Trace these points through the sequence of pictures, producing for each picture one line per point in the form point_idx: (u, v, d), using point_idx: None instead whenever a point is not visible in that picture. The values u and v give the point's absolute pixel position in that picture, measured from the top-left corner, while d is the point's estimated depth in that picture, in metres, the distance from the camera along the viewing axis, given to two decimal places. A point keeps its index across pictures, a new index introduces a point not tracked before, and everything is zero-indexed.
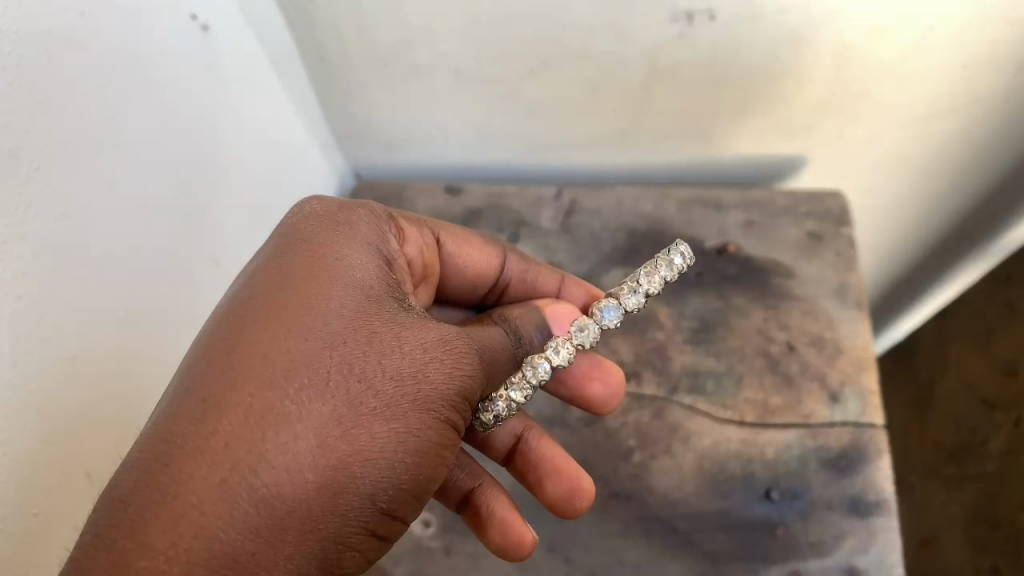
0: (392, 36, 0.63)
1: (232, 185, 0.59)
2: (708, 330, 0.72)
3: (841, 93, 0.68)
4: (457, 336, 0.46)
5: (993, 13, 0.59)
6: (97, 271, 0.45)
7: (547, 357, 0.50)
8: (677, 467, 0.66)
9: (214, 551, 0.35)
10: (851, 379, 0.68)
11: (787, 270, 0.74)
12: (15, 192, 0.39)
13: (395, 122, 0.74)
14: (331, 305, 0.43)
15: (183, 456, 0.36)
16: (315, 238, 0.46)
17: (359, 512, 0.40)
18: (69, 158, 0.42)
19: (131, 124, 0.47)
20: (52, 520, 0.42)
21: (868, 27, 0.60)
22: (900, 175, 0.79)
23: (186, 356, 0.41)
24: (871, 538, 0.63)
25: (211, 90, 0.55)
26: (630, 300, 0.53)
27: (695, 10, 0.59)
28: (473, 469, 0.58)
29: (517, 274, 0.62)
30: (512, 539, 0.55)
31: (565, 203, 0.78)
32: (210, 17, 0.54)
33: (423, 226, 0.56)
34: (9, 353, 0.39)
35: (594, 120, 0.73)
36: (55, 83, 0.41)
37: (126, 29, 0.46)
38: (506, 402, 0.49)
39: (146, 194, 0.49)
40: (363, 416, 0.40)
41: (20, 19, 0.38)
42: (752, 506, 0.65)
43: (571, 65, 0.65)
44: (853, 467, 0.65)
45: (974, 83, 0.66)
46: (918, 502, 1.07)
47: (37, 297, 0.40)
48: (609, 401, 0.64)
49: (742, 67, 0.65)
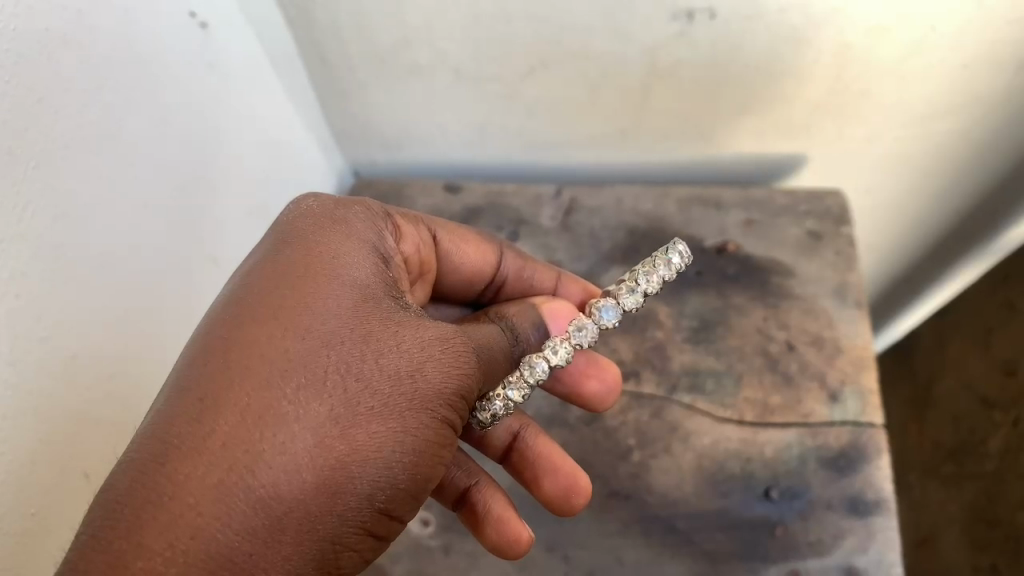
0: (391, 36, 0.62)
1: (231, 185, 0.58)
2: (708, 329, 0.72)
3: (842, 92, 0.68)
4: (455, 335, 0.45)
5: (994, 13, 0.58)
6: (96, 272, 0.44)
7: (545, 356, 0.50)
8: (676, 466, 0.66)
9: (211, 552, 0.35)
10: (851, 378, 0.68)
11: (787, 270, 0.74)
12: (14, 194, 0.38)
13: (394, 121, 0.74)
14: (328, 304, 0.42)
15: (180, 456, 0.36)
16: (312, 236, 0.45)
17: (357, 512, 0.40)
18: (67, 157, 0.41)
19: (130, 123, 0.46)
20: (51, 520, 0.42)
21: (869, 27, 0.60)
22: (900, 174, 0.79)
23: (182, 355, 0.40)
24: (870, 538, 0.63)
25: (211, 90, 0.54)
26: (629, 299, 0.53)
27: (695, 9, 0.59)
28: (469, 468, 0.58)
29: (515, 272, 0.62)
30: (508, 537, 0.55)
31: (565, 202, 0.78)
32: (209, 16, 0.54)
33: (419, 224, 0.55)
34: (8, 352, 0.38)
35: (595, 119, 0.72)
36: (54, 83, 0.40)
37: (124, 28, 0.45)
38: (504, 401, 0.49)
39: (146, 195, 0.48)
40: (361, 415, 0.40)
41: (18, 17, 0.38)
42: (751, 506, 0.65)
43: (571, 64, 0.65)
44: (852, 466, 0.65)
45: (975, 83, 0.66)
46: (918, 501, 1.10)
47: (36, 296, 0.40)
48: (605, 398, 0.63)
49: (743, 66, 0.64)
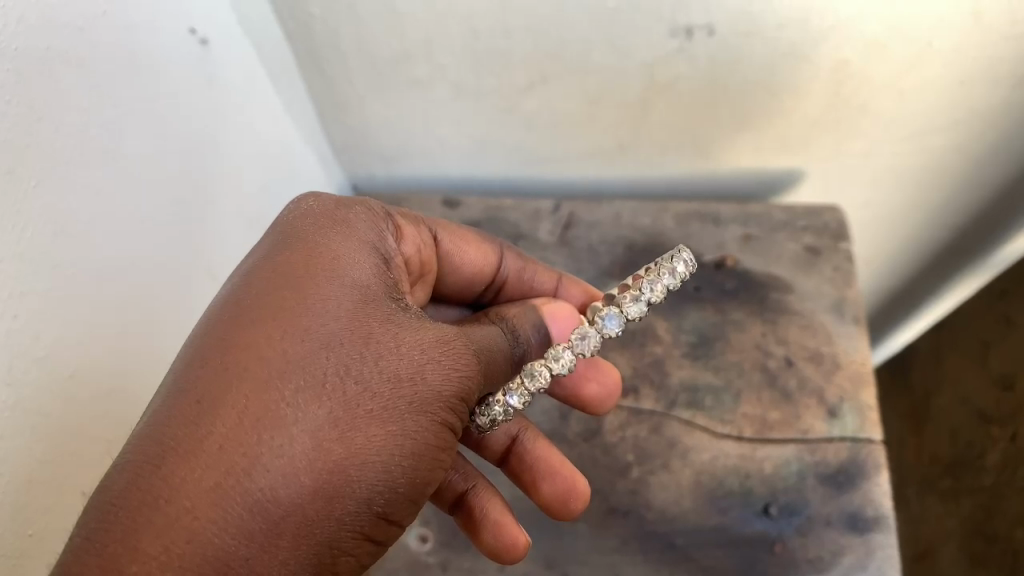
0: (391, 49, 0.62)
1: (229, 194, 0.58)
2: (707, 345, 0.71)
3: (839, 108, 0.68)
4: (455, 337, 0.45)
5: (990, 32, 0.59)
6: (95, 285, 0.44)
7: (547, 364, 0.49)
8: (676, 482, 0.66)
9: (207, 557, 0.34)
10: (849, 395, 0.68)
11: (785, 285, 0.74)
12: (14, 213, 0.38)
13: (393, 135, 0.74)
14: (328, 305, 0.42)
15: (177, 459, 0.35)
16: (313, 235, 0.45)
17: (355, 518, 0.39)
18: (66, 173, 0.41)
19: (131, 137, 0.46)
20: (46, 539, 0.42)
21: (865, 44, 0.61)
22: (896, 190, 0.79)
23: (180, 353, 0.40)
24: (870, 555, 0.62)
25: (210, 105, 0.55)
26: (632, 307, 0.51)
27: (694, 26, 0.59)
28: (467, 471, 0.57)
29: (514, 274, 0.62)
30: (505, 543, 0.55)
31: (563, 217, 0.78)
32: (209, 31, 0.54)
33: (420, 224, 0.55)
34: (6, 370, 0.38)
35: (593, 134, 0.73)
36: (54, 99, 0.40)
37: (122, 41, 0.45)
38: (504, 406, 0.48)
39: (145, 208, 0.48)
40: (361, 418, 0.40)
41: (19, 35, 0.38)
42: (750, 522, 0.64)
43: (572, 79, 0.65)
44: (851, 482, 0.65)
45: (970, 99, 0.67)
46: (916, 516, 1.09)
47: (37, 314, 0.40)
48: (605, 402, 0.63)
49: (741, 83, 0.65)
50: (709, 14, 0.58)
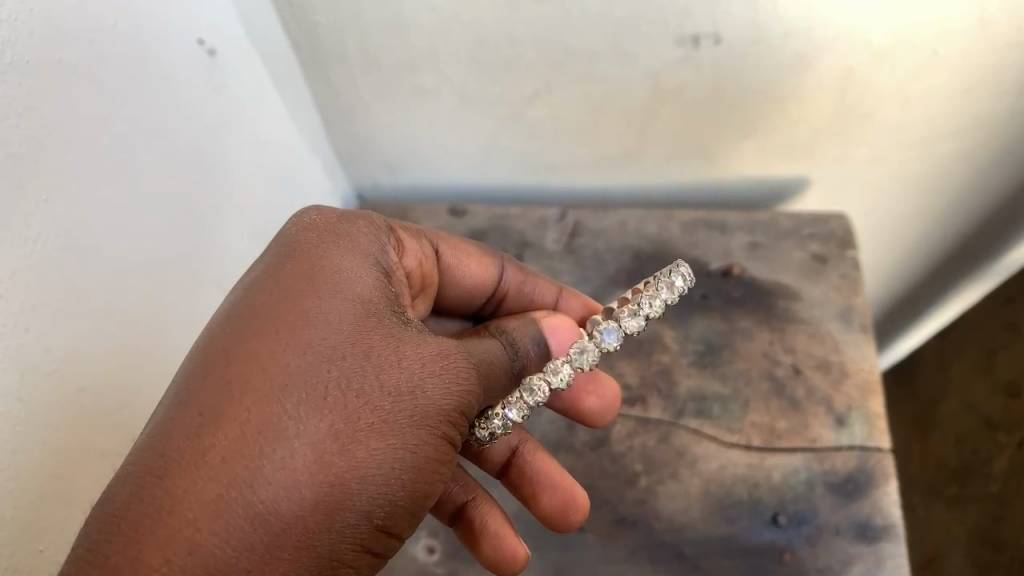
0: (395, 56, 0.63)
1: (237, 201, 0.59)
2: (713, 354, 0.71)
3: (843, 115, 0.68)
4: (457, 351, 0.46)
5: (995, 38, 0.59)
6: (103, 299, 0.45)
7: (546, 377, 0.49)
8: (683, 492, 0.65)
9: (208, 569, 0.35)
10: (856, 403, 0.68)
11: (792, 293, 0.73)
12: (24, 224, 0.39)
13: (398, 146, 0.75)
14: (331, 317, 0.42)
15: (179, 472, 0.36)
16: (316, 248, 0.46)
17: (355, 530, 0.40)
18: (78, 186, 0.42)
19: (141, 149, 0.47)
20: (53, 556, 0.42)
21: (871, 51, 0.61)
22: (902, 196, 0.79)
23: (183, 365, 0.40)
24: (878, 565, 0.61)
25: (222, 113, 0.56)
26: (630, 322, 0.51)
27: (701, 35, 0.60)
28: (466, 482, 0.57)
29: (515, 284, 0.62)
30: (505, 555, 0.55)
31: (568, 225, 0.78)
32: (216, 42, 0.55)
33: (421, 236, 0.55)
34: (18, 387, 0.38)
35: (598, 141, 0.73)
36: (64, 111, 0.41)
37: (134, 54, 0.46)
38: (503, 420, 0.49)
39: (154, 215, 0.49)
40: (361, 431, 0.40)
41: (31, 47, 0.39)
42: (759, 531, 0.64)
43: (575, 88, 0.66)
44: (859, 491, 0.64)
45: (976, 104, 0.67)
46: (922, 522, 1.05)
47: (47, 328, 0.40)
48: (604, 415, 0.63)
49: (745, 90, 0.65)
50: (714, 22, 0.58)
